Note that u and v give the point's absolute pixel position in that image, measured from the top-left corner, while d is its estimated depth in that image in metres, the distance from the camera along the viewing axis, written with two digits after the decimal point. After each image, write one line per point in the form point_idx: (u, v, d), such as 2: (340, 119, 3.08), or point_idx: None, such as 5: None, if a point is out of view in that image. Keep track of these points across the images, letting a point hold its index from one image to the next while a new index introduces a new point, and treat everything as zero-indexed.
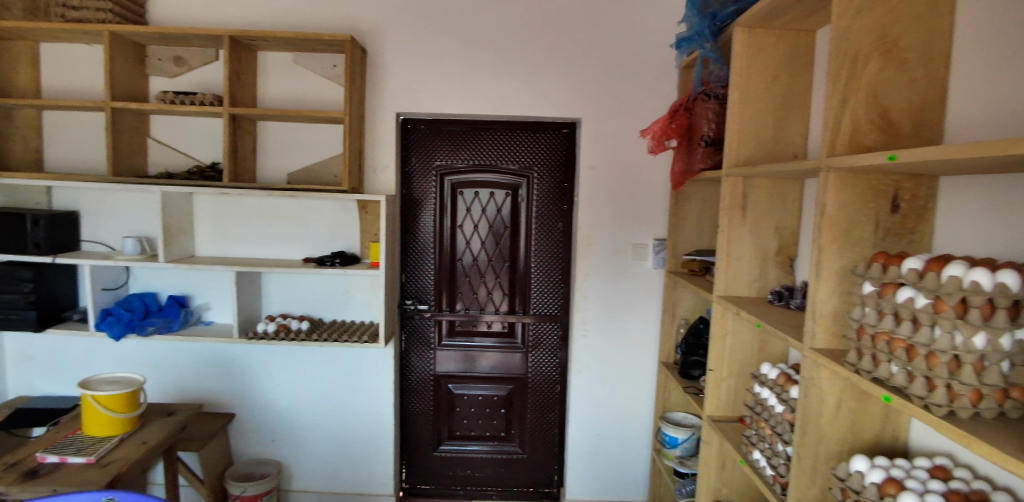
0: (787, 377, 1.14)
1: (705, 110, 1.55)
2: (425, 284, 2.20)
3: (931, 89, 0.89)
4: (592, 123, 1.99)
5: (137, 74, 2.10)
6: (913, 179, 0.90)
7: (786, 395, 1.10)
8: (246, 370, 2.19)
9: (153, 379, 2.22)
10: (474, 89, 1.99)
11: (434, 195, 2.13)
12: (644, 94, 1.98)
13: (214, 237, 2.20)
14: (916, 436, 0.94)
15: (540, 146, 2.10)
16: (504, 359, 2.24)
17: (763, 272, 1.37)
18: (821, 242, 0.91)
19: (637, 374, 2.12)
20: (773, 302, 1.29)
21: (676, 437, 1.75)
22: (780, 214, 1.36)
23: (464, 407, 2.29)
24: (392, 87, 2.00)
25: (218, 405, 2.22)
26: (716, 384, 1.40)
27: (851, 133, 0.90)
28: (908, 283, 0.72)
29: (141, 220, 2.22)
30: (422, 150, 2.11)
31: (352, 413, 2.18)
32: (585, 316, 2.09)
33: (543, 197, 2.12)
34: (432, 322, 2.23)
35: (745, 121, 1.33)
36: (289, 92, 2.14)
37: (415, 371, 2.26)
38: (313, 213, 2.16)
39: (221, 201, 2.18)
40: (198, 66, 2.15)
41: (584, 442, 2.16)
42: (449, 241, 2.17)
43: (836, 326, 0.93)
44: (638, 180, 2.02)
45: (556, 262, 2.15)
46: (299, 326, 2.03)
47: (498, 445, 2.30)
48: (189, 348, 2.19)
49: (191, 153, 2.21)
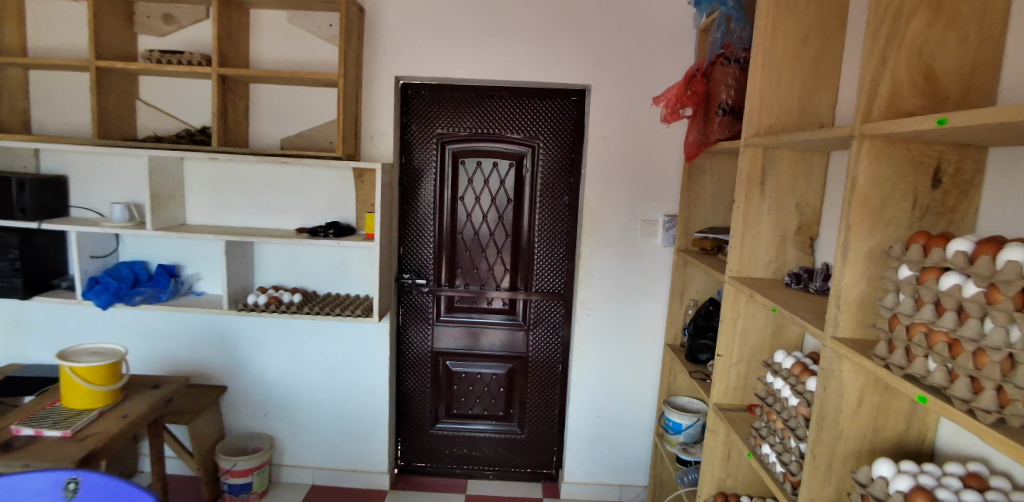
0: (803, 368, 1.01)
1: (724, 76, 1.39)
2: (424, 258, 2.11)
3: (983, 49, 0.76)
4: (600, 90, 1.86)
5: (125, 32, 2.00)
6: (959, 150, 0.78)
7: (801, 388, 0.98)
8: (241, 342, 2.15)
9: (145, 350, 2.18)
10: (475, 53, 1.86)
11: (434, 165, 2.03)
12: (658, 61, 1.84)
13: (206, 206, 2.13)
14: (944, 436, 0.86)
15: (548, 114, 1.98)
16: (505, 338, 2.17)
17: (780, 253, 1.26)
18: (850, 219, 0.80)
19: (641, 358, 2.04)
20: (791, 286, 1.19)
21: (680, 423, 1.67)
22: (803, 191, 1.24)
23: (463, 385, 2.23)
24: (387, 49, 1.87)
25: (211, 376, 2.19)
26: (724, 369, 1.31)
27: (891, 96, 0.77)
28: (954, 268, 0.62)
29: (131, 186, 2.15)
30: (422, 117, 2.00)
31: (348, 388, 2.14)
32: (590, 296, 2.00)
33: (548, 169, 2.01)
34: (430, 298, 2.15)
35: (769, 87, 1.21)
36: (282, 53, 2.02)
37: (414, 347, 2.20)
38: (308, 181, 2.07)
39: (213, 168, 2.10)
40: (188, 24, 2.05)
41: (586, 426, 2.11)
42: (450, 213, 2.07)
43: (863, 314, 0.84)
44: (650, 153, 1.90)
45: (561, 237, 2.06)
46: (291, 298, 1.99)
47: (498, 424, 2.26)
48: (181, 318, 2.14)
49: (182, 117, 2.12)
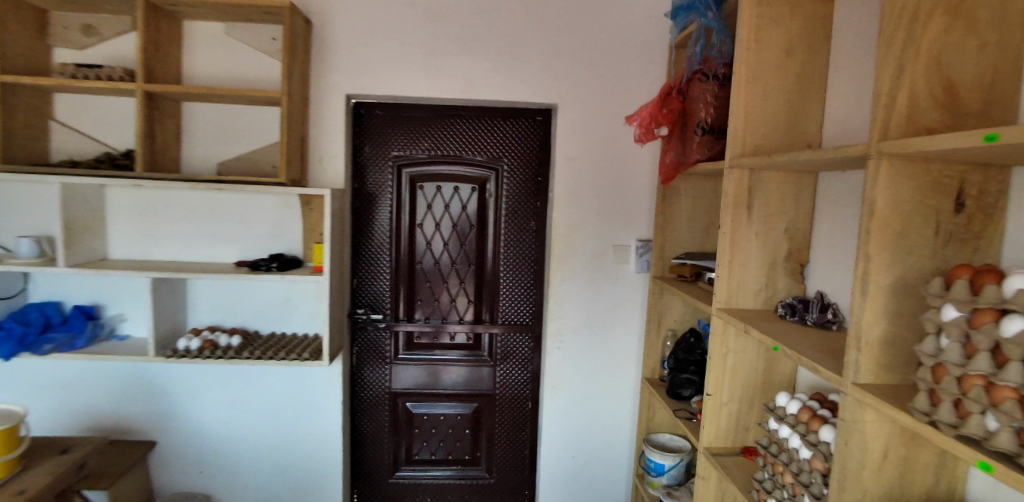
0: (812, 414, 0.89)
1: (703, 92, 1.30)
2: (380, 290, 1.92)
3: (1004, 58, 0.69)
4: (569, 108, 1.76)
5: (35, 42, 1.75)
6: (981, 169, 0.70)
7: (812, 438, 0.86)
8: (169, 391, 1.87)
9: (55, 404, 1.86)
10: (437, 69, 1.73)
11: (390, 189, 1.87)
12: (629, 79, 1.77)
13: (131, 236, 1.87)
14: (977, 491, 0.75)
15: (512, 135, 1.86)
16: (468, 375, 1.99)
17: (770, 281, 1.16)
18: (868, 249, 0.71)
19: (615, 392, 1.91)
20: (785, 317, 1.08)
21: (663, 464, 1.49)
22: (791, 214, 1.15)
23: (425, 429, 2.02)
24: (339, 64, 1.71)
25: (134, 432, 1.89)
26: (715, 410, 1.16)
27: (910, 109, 0.69)
28: (1018, 310, 0.51)
29: (41, 217, 1.86)
30: (377, 138, 1.84)
31: (295, 439, 1.89)
32: (561, 327, 1.86)
33: (513, 192, 1.88)
34: (388, 334, 1.95)
35: (754, 104, 1.15)
36: (220, 69, 1.83)
37: (369, 389, 1.98)
38: (250, 208, 1.86)
39: (139, 195, 1.85)
40: (111, 36, 1.82)
41: (560, 467, 1.94)
42: (408, 241, 1.90)
43: (886, 357, 0.73)
44: (621, 175, 1.80)
45: (528, 264, 1.92)
46: (229, 342, 1.74)
47: (463, 470, 2.05)
48: (99, 366, 1.85)
49: (102, 137, 1.87)
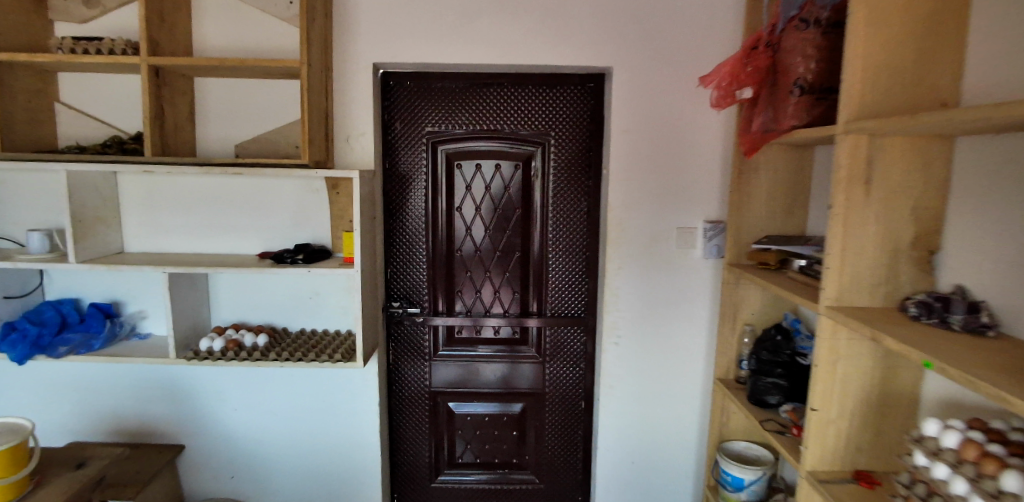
0: (982, 451, 0.71)
1: (801, 42, 1.08)
2: (417, 281, 1.77)
3: None
4: (623, 73, 1.55)
5: (34, 17, 1.59)
6: None
7: (989, 486, 0.68)
8: (196, 393, 1.76)
9: (79, 407, 1.77)
10: (471, 31, 1.52)
11: (424, 170, 1.69)
12: (692, 38, 1.54)
13: (147, 228, 1.73)
14: None
15: (559, 106, 1.66)
16: (513, 371, 1.84)
17: (891, 272, 0.97)
18: None
19: (676, 390, 1.75)
20: (919, 319, 0.89)
21: (743, 478, 1.34)
22: (917, 190, 0.95)
23: (467, 430, 1.89)
24: (362, 29, 1.52)
25: (162, 435, 1.79)
26: (821, 428, 1.00)
27: None
28: None
29: (52, 209, 1.73)
30: (408, 113, 1.66)
31: (331, 443, 1.78)
32: (616, 321, 1.69)
33: (561, 171, 1.69)
34: (426, 328, 1.81)
35: (874, 55, 0.94)
36: (234, 40, 1.65)
37: (407, 387, 1.86)
38: (272, 194, 1.70)
39: (153, 183, 1.71)
40: (115, 8, 1.64)
41: (616, 472, 1.80)
42: (446, 227, 1.74)
43: None
44: (684, 149, 1.60)
45: (578, 251, 1.75)
46: (255, 341, 1.60)
47: (509, 473, 1.92)
48: (121, 367, 1.74)
49: (110, 120, 1.71)
